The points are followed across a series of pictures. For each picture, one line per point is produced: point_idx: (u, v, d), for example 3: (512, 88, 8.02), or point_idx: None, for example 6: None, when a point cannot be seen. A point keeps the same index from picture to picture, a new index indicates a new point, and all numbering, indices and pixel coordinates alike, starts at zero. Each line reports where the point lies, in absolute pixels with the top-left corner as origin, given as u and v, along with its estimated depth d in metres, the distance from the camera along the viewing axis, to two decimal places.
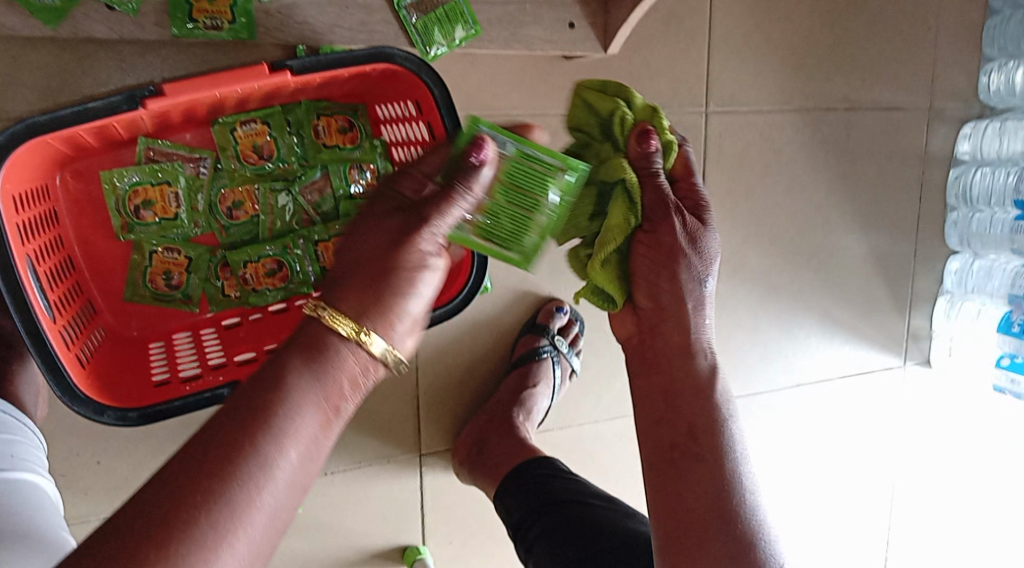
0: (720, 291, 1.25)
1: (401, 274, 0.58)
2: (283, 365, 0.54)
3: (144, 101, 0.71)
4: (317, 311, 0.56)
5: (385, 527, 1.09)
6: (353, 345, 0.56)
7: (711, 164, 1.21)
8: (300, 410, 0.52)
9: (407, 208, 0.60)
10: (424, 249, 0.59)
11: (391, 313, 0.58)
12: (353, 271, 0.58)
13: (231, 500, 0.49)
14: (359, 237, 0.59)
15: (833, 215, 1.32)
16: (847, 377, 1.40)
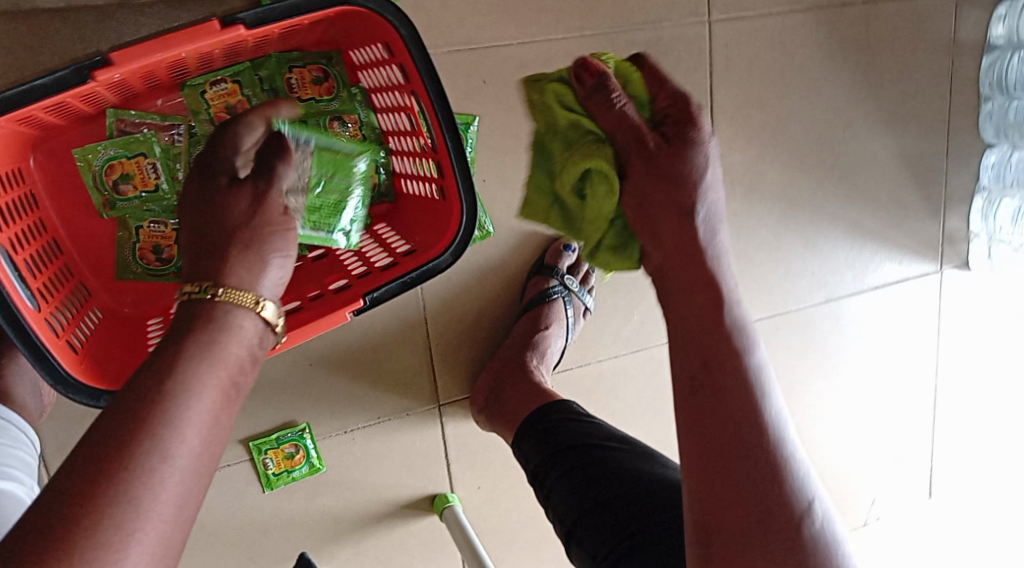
0: (737, 211, 1.20)
1: (269, 241, 0.62)
2: (182, 340, 0.56)
3: (92, 73, 0.66)
4: (215, 291, 0.58)
5: (412, 479, 1.09)
6: (246, 308, 0.59)
7: (720, 76, 1.14)
8: (202, 382, 0.54)
9: (241, 182, 0.63)
10: (267, 202, 0.63)
11: (262, 272, 0.62)
12: (226, 246, 0.61)
13: (133, 499, 0.48)
14: (213, 216, 0.61)
15: (855, 119, 1.24)
16: (881, 288, 1.34)
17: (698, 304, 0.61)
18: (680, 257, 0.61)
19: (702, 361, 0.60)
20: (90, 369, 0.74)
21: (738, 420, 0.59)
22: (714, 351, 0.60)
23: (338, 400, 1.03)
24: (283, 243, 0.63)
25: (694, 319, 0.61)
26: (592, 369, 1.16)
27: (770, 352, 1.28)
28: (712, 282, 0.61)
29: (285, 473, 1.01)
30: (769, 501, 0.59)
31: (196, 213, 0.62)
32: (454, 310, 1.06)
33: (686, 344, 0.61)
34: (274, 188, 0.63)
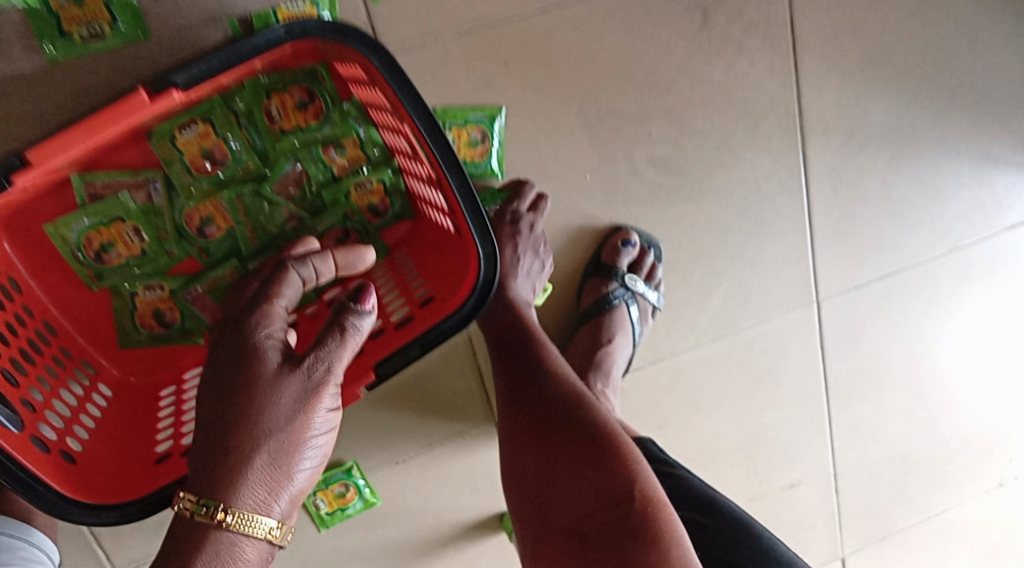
0: (835, 163, 0.99)
1: (304, 447, 0.60)
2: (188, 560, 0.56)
3: (13, 177, 0.57)
4: (223, 515, 0.56)
5: (477, 499, 1.02)
6: (255, 537, 0.58)
7: (803, 4, 0.91)
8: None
9: (284, 375, 0.59)
10: (300, 410, 0.59)
11: (274, 486, 0.59)
12: (254, 452, 0.58)
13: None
14: (249, 410, 0.58)
15: (984, 27, 0.99)
16: (1021, 227, 1.11)
17: (511, 350, 0.83)
18: (498, 335, 0.85)
19: (521, 397, 0.80)
20: (89, 481, 0.68)
21: (556, 424, 0.77)
22: (533, 378, 0.81)
23: (384, 433, 0.95)
24: (315, 448, 0.61)
25: (513, 361, 0.82)
26: (668, 364, 1.03)
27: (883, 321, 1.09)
28: (525, 327, 0.85)
29: (339, 511, 0.96)
30: (596, 481, 0.73)
31: (222, 401, 0.58)
32: None
33: (511, 386, 0.82)
34: (321, 389, 0.60)
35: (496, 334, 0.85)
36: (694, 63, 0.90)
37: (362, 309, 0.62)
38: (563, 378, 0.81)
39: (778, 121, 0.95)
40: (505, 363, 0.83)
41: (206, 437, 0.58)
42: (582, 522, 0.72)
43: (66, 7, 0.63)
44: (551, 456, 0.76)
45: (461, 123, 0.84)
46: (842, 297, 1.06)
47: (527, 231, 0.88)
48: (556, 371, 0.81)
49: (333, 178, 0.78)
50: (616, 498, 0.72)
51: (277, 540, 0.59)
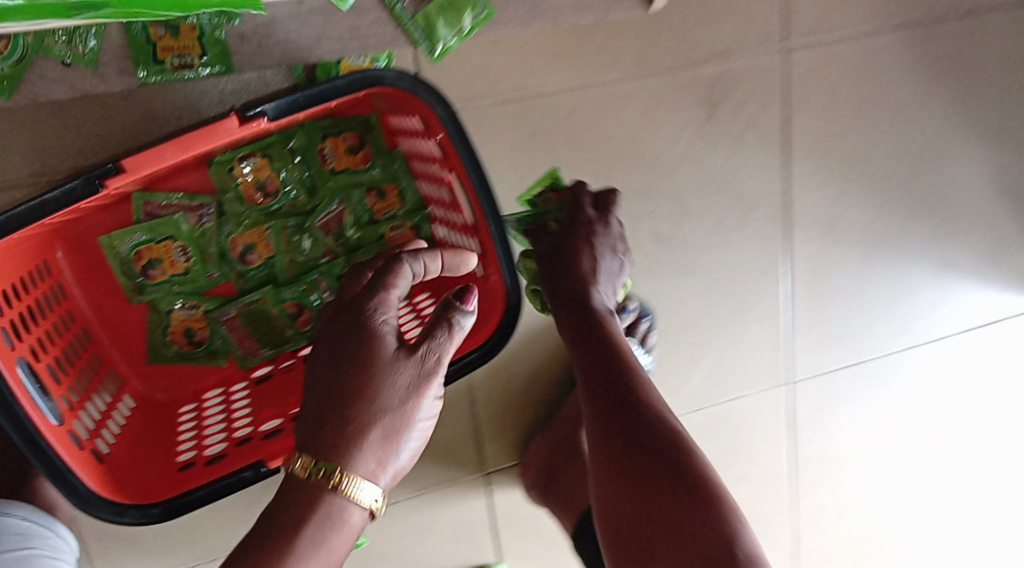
0: (816, 253, 1.09)
1: (409, 429, 0.62)
2: (301, 515, 0.60)
3: (103, 181, 0.61)
4: (335, 476, 0.59)
5: (459, 551, 1.02)
6: (359, 502, 0.61)
7: (796, 109, 1.03)
8: (309, 553, 0.59)
9: (398, 361, 0.61)
10: (409, 393, 0.61)
11: (378, 458, 0.61)
12: (369, 426, 0.60)
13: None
14: (365, 389, 0.60)
15: (946, 147, 1.12)
16: (975, 330, 1.21)
17: (600, 364, 0.72)
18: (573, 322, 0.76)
19: (607, 416, 0.69)
20: (115, 480, 0.70)
21: (652, 464, 0.66)
22: (624, 410, 0.69)
23: None
24: (420, 430, 0.63)
25: (602, 379, 0.71)
26: None
27: (850, 405, 1.17)
28: (614, 344, 0.74)
29: None
30: (697, 519, 0.62)
31: (339, 376, 0.61)
32: (501, 377, 0.99)
33: (596, 412, 0.70)
34: (429, 373, 0.62)
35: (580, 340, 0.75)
36: (699, 150, 1.00)
37: (465, 308, 0.64)
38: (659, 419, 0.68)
39: (768, 210, 1.05)
40: (588, 369, 0.73)
41: (322, 404, 0.61)
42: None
43: (163, 38, 0.70)
44: (632, 478, 0.66)
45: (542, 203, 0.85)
46: (814, 381, 1.14)
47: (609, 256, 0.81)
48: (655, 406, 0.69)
49: (372, 219, 0.84)
50: (715, 557, 0.61)
51: (378, 510, 0.62)
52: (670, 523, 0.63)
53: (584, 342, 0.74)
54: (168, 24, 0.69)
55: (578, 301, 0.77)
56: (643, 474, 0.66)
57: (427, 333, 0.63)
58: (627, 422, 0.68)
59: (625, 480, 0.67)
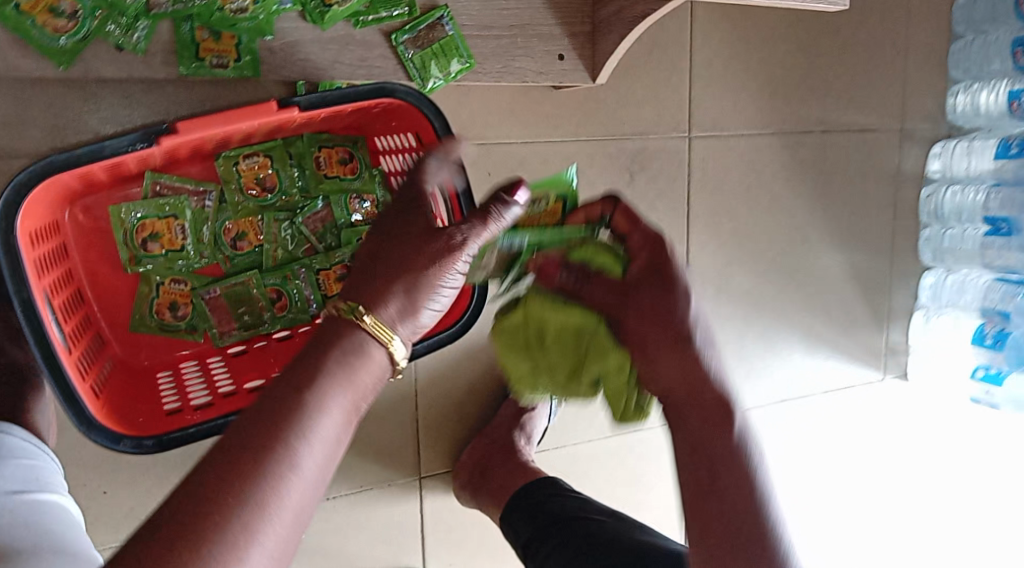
0: (707, 309, 1.30)
1: (439, 294, 0.64)
2: (316, 367, 0.57)
3: (158, 138, 0.74)
4: (363, 314, 0.60)
5: (387, 550, 1.11)
6: (383, 348, 0.61)
7: (697, 186, 1.25)
8: (334, 399, 0.56)
9: (446, 225, 0.65)
10: (445, 261, 0.64)
11: (408, 314, 0.63)
12: (406, 281, 0.62)
13: (260, 502, 0.51)
14: (407, 250, 0.63)
15: (813, 235, 1.37)
16: (831, 392, 1.44)
17: (677, 371, 0.70)
18: (653, 337, 0.70)
19: (685, 429, 0.72)
20: (110, 414, 0.78)
21: (738, 499, 0.70)
22: (709, 425, 0.71)
23: None
24: (447, 294, 0.65)
25: (689, 395, 0.71)
26: (567, 452, 1.21)
27: None
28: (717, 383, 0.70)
29: None
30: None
31: (387, 238, 0.64)
32: (445, 385, 1.11)
33: (682, 413, 0.72)
34: (469, 242, 0.65)
35: (641, 325, 0.70)
36: None
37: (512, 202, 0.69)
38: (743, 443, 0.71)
39: None
40: (684, 389, 0.70)
41: (370, 261, 0.64)
42: None
43: (207, 38, 0.83)
44: (726, 499, 0.70)
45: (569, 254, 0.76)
46: None
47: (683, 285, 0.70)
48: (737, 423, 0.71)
49: (351, 222, 0.96)
50: None
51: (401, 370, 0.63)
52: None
53: (689, 396, 0.71)
54: (213, 29, 0.83)
55: (673, 334, 0.69)
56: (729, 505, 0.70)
57: (477, 214, 0.67)
58: (716, 462, 0.70)
59: (711, 503, 0.70)
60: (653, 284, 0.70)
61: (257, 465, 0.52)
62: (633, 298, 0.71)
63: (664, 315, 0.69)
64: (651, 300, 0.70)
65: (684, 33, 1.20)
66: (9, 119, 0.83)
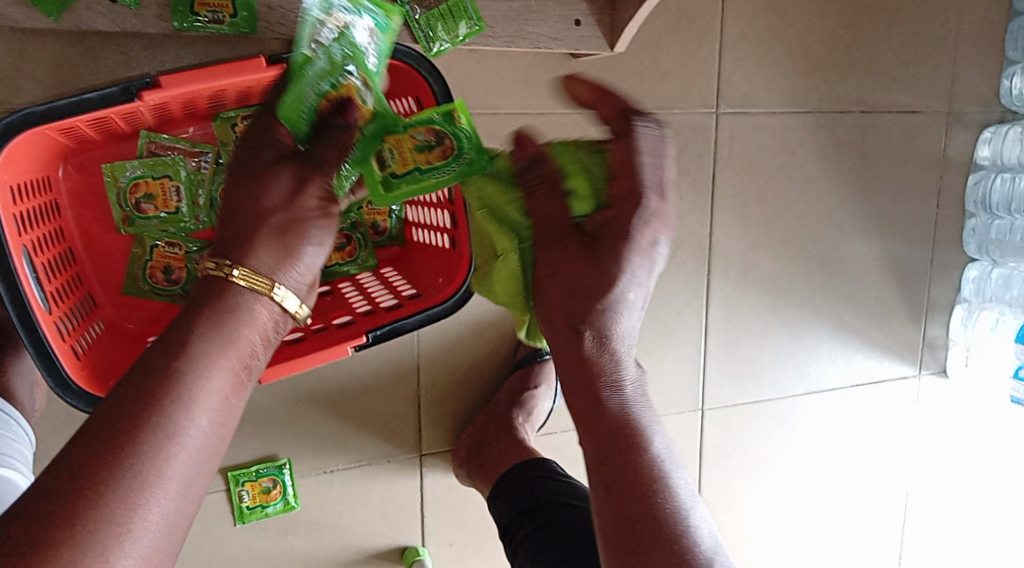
0: (730, 295, 1.23)
1: (308, 236, 0.65)
2: (188, 329, 0.58)
3: (140, 92, 0.74)
4: (231, 271, 0.61)
5: (386, 527, 1.09)
6: (262, 295, 0.62)
7: (723, 166, 1.18)
8: (211, 366, 0.58)
9: (298, 158, 0.66)
10: (312, 200, 0.65)
11: (292, 263, 0.64)
12: (273, 233, 0.63)
13: (138, 474, 0.52)
14: (259, 198, 0.63)
15: (847, 221, 1.29)
16: (860, 385, 1.36)
17: (574, 354, 0.66)
18: (562, 311, 0.65)
19: (592, 425, 0.66)
20: (88, 375, 0.78)
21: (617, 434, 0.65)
22: (612, 416, 0.66)
23: (321, 437, 1.04)
24: (329, 232, 0.67)
25: (589, 384, 0.66)
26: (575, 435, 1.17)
27: (748, 437, 1.30)
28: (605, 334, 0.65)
29: (259, 508, 1.02)
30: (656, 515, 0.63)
31: (241, 188, 0.64)
32: (447, 361, 1.08)
33: (585, 405, 0.66)
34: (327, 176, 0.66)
35: (555, 293, 0.65)
36: None
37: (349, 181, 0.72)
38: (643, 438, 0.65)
39: (692, 249, 1.19)
40: (565, 310, 0.65)
41: (230, 216, 0.63)
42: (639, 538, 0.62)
43: None
44: (632, 501, 0.63)
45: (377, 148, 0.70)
46: (721, 411, 1.27)
47: (645, 244, 0.63)
48: (634, 417, 0.66)
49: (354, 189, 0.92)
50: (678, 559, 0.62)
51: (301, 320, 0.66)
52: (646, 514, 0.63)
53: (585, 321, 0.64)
54: None
55: (577, 298, 0.64)
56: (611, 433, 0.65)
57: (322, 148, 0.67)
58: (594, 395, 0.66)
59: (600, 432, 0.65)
60: (589, 245, 0.64)
61: (143, 431, 0.53)
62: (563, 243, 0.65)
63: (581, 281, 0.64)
64: (568, 254, 0.64)
65: (715, 3, 1.12)
66: (6, 73, 0.82)
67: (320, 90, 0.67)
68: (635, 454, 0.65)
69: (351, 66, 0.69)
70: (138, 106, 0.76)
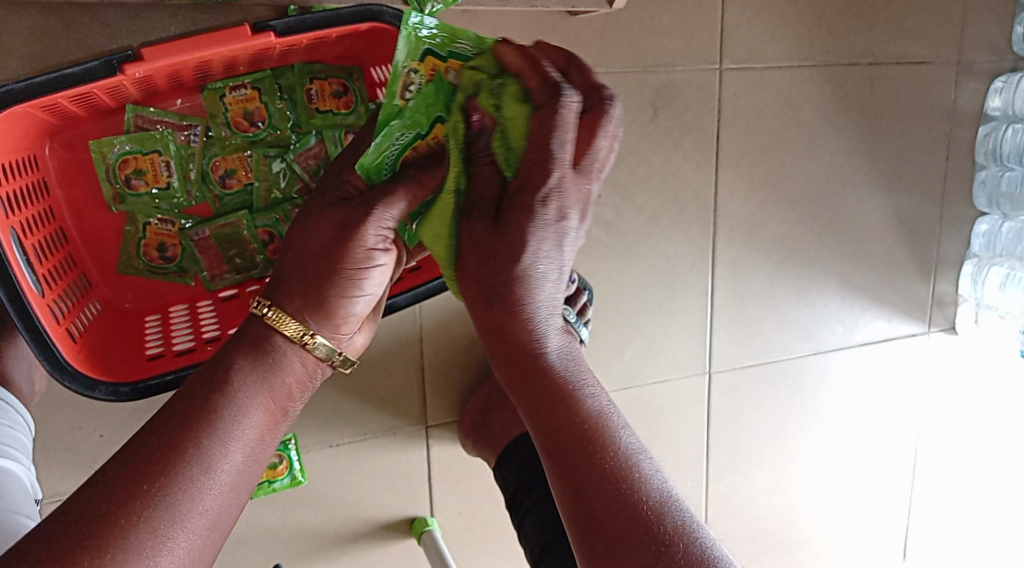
0: (736, 257, 1.21)
1: (349, 287, 0.68)
2: (232, 364, 0.65)
3: (122, 66, 0.72)
4: (264, 311, 0.67)
5: (394, 499, 1.09)
6: (287, 336, 0.67)
7: (727, 125, 1.15)
8: (252, 403, 0.64)
9: (355, 207, 0.67)
10: (361, 251, 0.67)
11: (330, 310, 0.69)
12: (314, 280, 0.67)
13: (172, 507, 0.57)
14: (310, 247, 0.67)
15: (855, 177, 1.26)
16: (868, 344, 1.35)
17: (515, 361, 0.66)
18: (483, 286, 0.66)
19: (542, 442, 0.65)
20: (87, 359, 0.77)
21: (543, 384, 0.66)
22: (563, 415, 0.65)
23: (324, 412, 1.03)
24: (373, 280, 0.69)
25: (530, 381, 0.66)
26: None
27: (755, 399, 1.29)
28: (494, 274, 0.65)
29: (265, 484, 0.99)
30: (582, 457, 0.63)
31: (303, 231, 0.68)
32: (450, 332, 1.06)
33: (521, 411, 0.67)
34: (373, 227, 0.67)
35: (472, 270, 0.67)
36: (642, 148, 1.12)
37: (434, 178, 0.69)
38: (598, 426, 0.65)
39: (697, 211, 1.17)
40: (484, 264, 0.65)
41: (288, 256, 0.69)
42: (576, 478, 0.63)
43: None
44: (603, 507, 0.62)
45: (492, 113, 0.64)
46: (728, 374, 1.26)
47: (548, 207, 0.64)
48: (586, 403, 0.66)
49: None
50: (609, 496, 0.62)
51: (337, 365, 0.72)
52: (572, 450, 0.64)
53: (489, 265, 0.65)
54: None
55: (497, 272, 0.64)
56: (538, 384, 0.66)
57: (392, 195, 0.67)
58: (518, 350, 0.66)
59: (527, 388, 0.66)
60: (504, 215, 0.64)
61: (179, 466, 0.58)
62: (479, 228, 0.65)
63: (489, 261, 0.64)
64: (477, 233, 0.66)
65: None
66: None
67: (406, 142, 0.67)
68: (594, 449, 0.63)
69: (441, 114, 0.67)
70: (120, 80, 0.74)
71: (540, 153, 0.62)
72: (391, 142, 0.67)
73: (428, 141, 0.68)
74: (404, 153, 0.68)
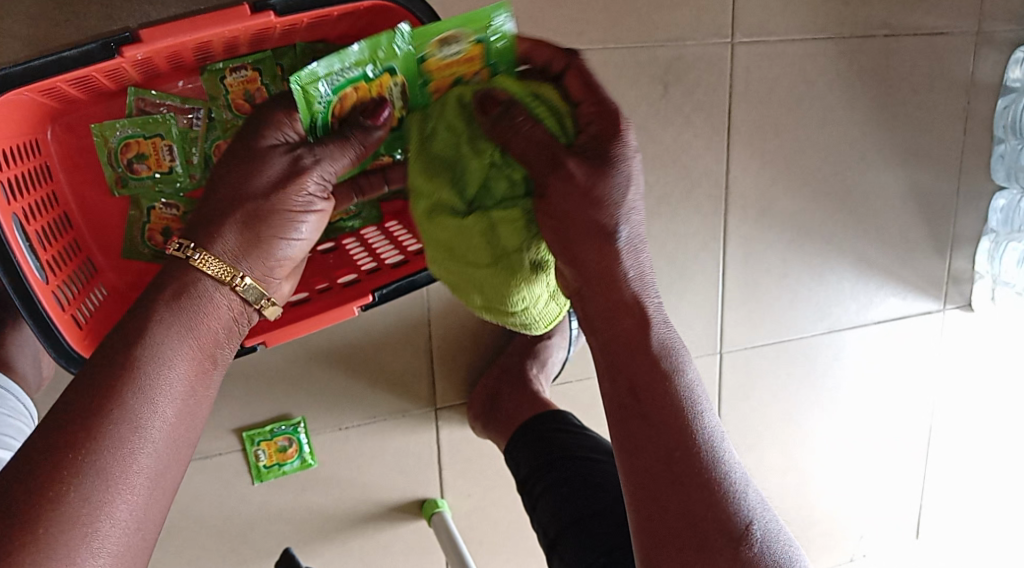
0: (748, 235, 1.20)
1: (284, 224, 0.69)
2: (155, 315, 0.63)
3: (121, 48, 0.70)
4: (192, 255, 0.66)
5: (404, 481, 1.08)
6: (216, 279, 0.67)
7: (739, 100, 1.13)
8: (174, 354, 0.63)
9: (294, 152, 0.69)
10: (302, 195, 0.69)
11: (266, 254, 0.69)
12: (239, 216, 0.67)
13: (105, 469, 0.56)
14: (243, 180, 0.67)
15: (869, 152, 1.23)
16: (883, 322, 1.33)
17: (626, 328, 0.69)
18: (565, 244, 0.68)
19: (626, 405, 0.67)
20: (93, 344, 0.77)
21: (636, 349, 0.68)
22: (643, 375, 0.68)
23: (334, 395, 1.03)
24: (306, 226, 0.71)
25: (631, 352, 0.68)
26: (592, 384, 1.15)
27: (767, 378, 1.28)
28: (593, 235, 0.67)
29: (276, 466, 1.01)
30: (660, 420, 0.66)
31: (231, 168, 0.68)
32: (458, 314, 1.06)
33: (612, 373, 0.69)
34: (315, 176, 0.69)
35: (553, 225, 0.69)
36: (652, 124, 1.10)
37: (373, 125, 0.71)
38: (693, 410, 0.67)
39: (708, 189, 1.15)
40: (567, 220, 0.67)
41: (208, 202, 0.68)
42: (653, 441, 0.66)
43: None
44: (685, 481, 0.64)
45: (516, 93, 0.70)
46: (741, 354, 1.25)
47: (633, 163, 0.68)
48: (686, 389, 0.68)
49: None
50: (678, 455, 0.65)
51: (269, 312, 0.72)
52: (651, 413, 0.66)
53: (565, 223, 0.67)
54: None
55: (600, 235, 0.67)
56: (630, 349, 0.69)
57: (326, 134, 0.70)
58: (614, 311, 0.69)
59: (624, 352, 0.69)
60: (586, 160, 0.66)
61: (102, 426, 0.57)
62: (560, 171, 0.65)
63: (584, 210, 0.66)
64: (558, 190, 0.66)
65: None
66: None
67: (354, 79, 0.68)
68: (686, 429, 0.66)
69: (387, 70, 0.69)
70: (120, 62, 0.72)
71: (601, 101, 0.69)
72: (331, 83, 0.67)
73: (369, 86, 0.69)
74: (343, 90, 0.68)
